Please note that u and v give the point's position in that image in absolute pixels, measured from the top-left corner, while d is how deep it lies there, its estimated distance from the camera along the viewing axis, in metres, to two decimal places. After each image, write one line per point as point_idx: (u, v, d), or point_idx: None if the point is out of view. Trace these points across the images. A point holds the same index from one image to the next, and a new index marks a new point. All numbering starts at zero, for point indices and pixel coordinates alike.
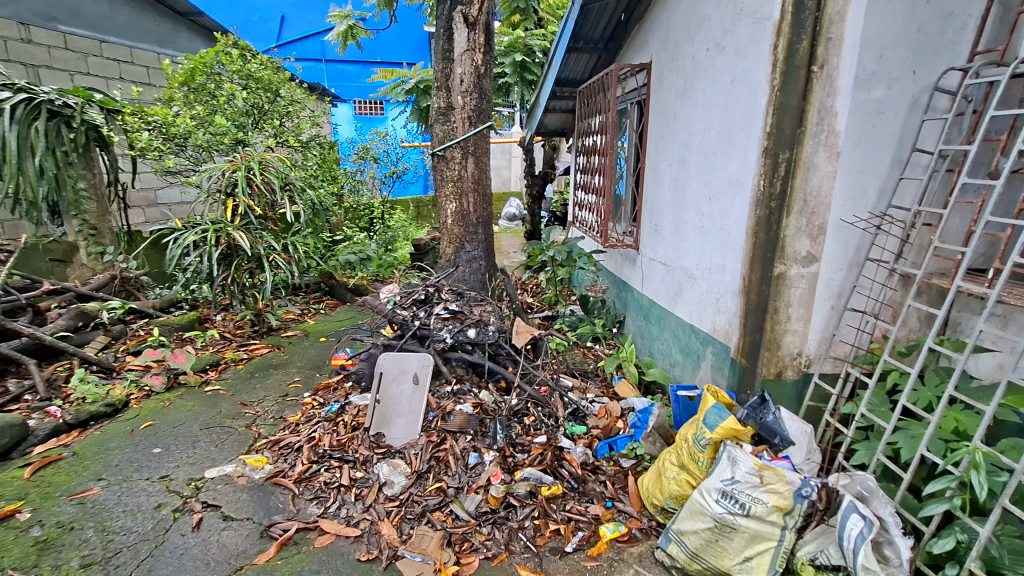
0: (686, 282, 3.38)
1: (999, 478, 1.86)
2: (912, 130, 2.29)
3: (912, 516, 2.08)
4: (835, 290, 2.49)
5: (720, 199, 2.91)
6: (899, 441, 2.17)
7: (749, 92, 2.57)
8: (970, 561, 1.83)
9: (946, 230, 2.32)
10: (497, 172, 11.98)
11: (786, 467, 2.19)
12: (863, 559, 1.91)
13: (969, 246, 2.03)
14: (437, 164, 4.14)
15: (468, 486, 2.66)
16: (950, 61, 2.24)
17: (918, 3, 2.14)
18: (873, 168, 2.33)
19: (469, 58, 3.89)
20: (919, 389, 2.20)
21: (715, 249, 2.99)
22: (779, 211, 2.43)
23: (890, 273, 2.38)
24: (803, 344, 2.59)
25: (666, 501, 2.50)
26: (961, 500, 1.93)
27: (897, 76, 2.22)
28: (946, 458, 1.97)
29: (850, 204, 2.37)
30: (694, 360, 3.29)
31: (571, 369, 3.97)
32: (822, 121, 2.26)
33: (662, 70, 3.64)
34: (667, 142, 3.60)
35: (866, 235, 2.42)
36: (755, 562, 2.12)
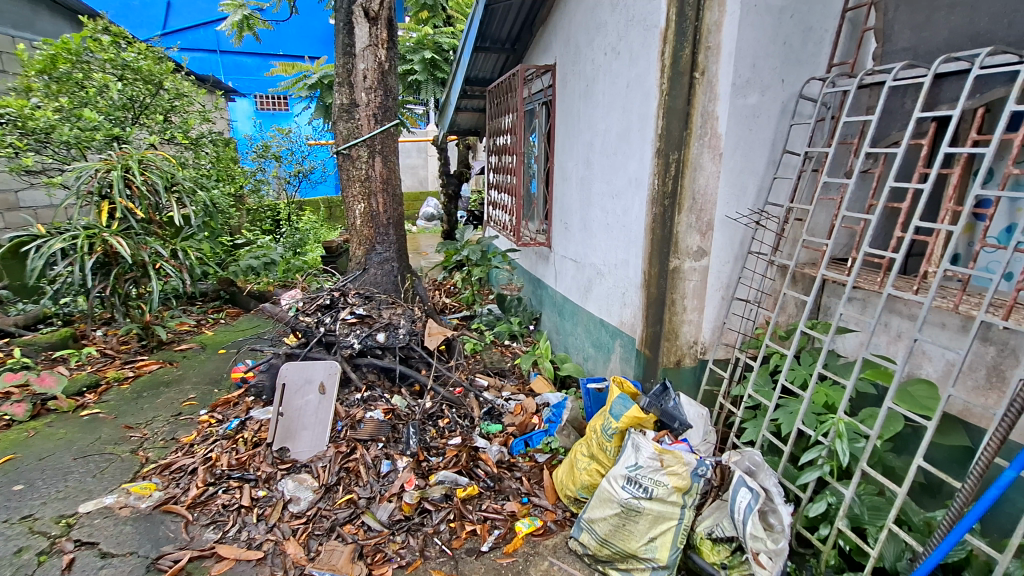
0: (595, 278, 3.50)
1: (858, 444, 2.09)
2: (782, 133, 2.51)
3: (792, 485, 2.29)
4: (724, 281, 2.68)
5: (622, 198, 3.03)
6: (780, 418, 2.38)
7: (642, 96, 2.69)
8: (838, 520, 2.04)
9: (814, 224, 2.57)
10: (413, 172, 11.77)
11: (684, 449, 2.32)
12: (751, 528, 2.08)
13: (831, 238, 2.26)
14: (342, 163, 3.99)
15: (380, 495, 2.59)
16: (813, 71, 2.47)
17: (783, 17, 2.34)
18: (751, 169, 2.53)
19: (372, 53, 3.78)
20: (795, 369, 2.43)
21: (619, 246, 3.11)
22: (671, 209, 2.59)
23: (769, 264, 2.60)
24: (698, 332, 2.76)
25: (578, 492, 2.57)
26: (830, 466, 2.15)
27: (769, 84, 2.43)
28: (818, 429, 2.18)
29: (733, 201, 2.56)
30: (604, 353, 3.42)
31: (487, 368, 3.98)
32: (705, 124, 2.43)
33: (565, 72, 3.73)
34: (573, 142, 3.70)
35: (749, 230, 2.63)
36: (658, 541, 2.23)
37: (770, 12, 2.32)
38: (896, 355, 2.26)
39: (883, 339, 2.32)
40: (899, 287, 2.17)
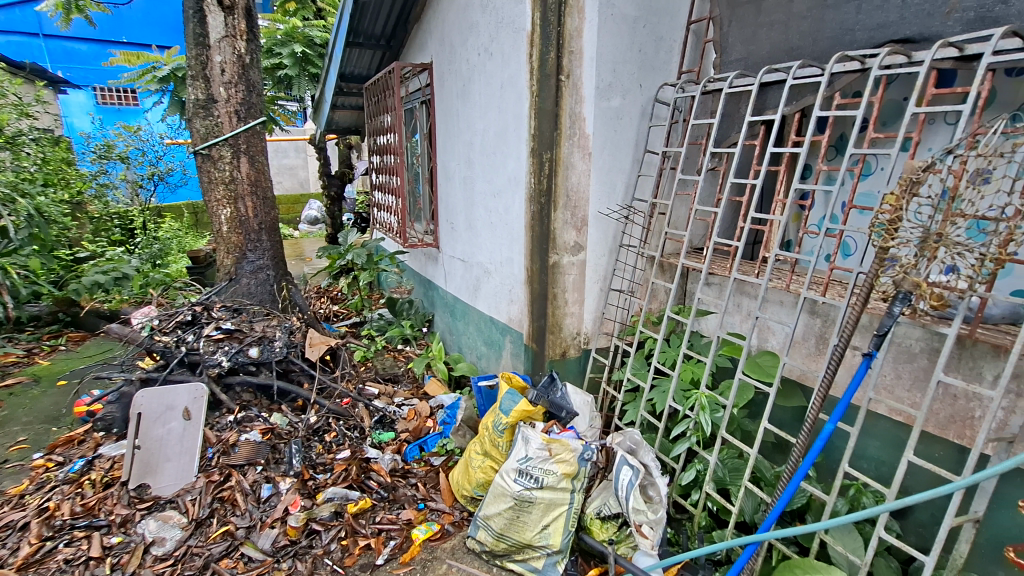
0: (483, 276, 3.53)
1: (718, 414, 2.33)
2: (643, 134, 2.71)
3: (668, 457, 2.49)
4: (601, 273, 2.84)
5: (503, 197, 3.08)
6: (654, 397, 2.57)
7: (515, 96, 2.76)
8: (706, 485, 2.26)
9: (675, 217, 2.81)
10: (291, 172, 11.06)
11: (571, 436, 2.43)
12: (633, 502, 2.22)
13: (689, 230, 2.49)
14: (200, 165, 3.62)
15: (261, 522, 2.40)
16: (666, 77, 2.69)
17: (637, 27, 2.53)
18: (618, 167, 2.71)
19: (229, 45, 3.48)
20: (666, 351, 2.64)
21: (503, 243, 3.16)
22: (548, 207, 2.68)
23: (639, 255, 2.80)
24: (580, 324, 2.89)
25: (474, 490, 2.58)
26: (697, 437, 2.38)
27: (628, 87, 2.61)
28: (686, 405, 2.40)
29: (604, 198, 2.72)
30: (495, 349, 3.46)
31: (379, 375, 3.86)
32: (574, 125, 2.55)
33: (441, 71, 3.72)
34: (454, 141, 3.70)
35: (619, 224, 2.81)
36: (551, 528, 2.30)
37: (625, 21, 2.50)
38: (746, 332, 2.55)
39: (734, 318, 2.61)
40: (745, 271, 2.45)
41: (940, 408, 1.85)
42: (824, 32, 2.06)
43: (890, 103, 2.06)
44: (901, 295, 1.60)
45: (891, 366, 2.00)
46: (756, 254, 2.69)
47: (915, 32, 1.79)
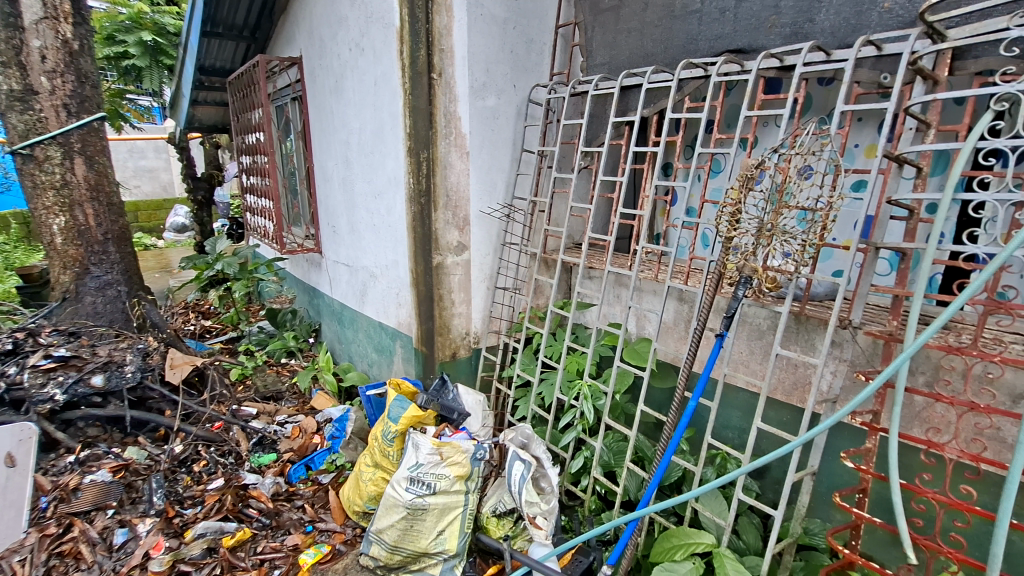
0: (368, 280, 3.40)
1: (600, 401, 2.45)
2: (520, 134, 2.78)
3: (557, 447, 2.57)
4: (486, 272, 2.87)
5: (383, 197, 2.98)
6: (543, 391, 2.64)
7: (389, 94, 2.68)
8: (593, 470, 2.36)
9: (555, 214, 2.91)
10: (151, 175, 9.88)
11: (463, 437, 2.42)
12: (526, 495, 2.25)
13: (566, 226, 2.58)
14: (20, 167, 3.09)
15: (115, 573, 2.11)
16: (538, 78, 2.77)
17: (507, 28, 2.57)
18: (497, 166, 2.74)
19: (50, 29, 3.02)
20: (553, 345, 2.71)
21: (387, 246, 3.06)
22: (428, 207, 2.64)
23: (522, 252, 2.87)
24: (468, 323, 2.89)
25: (365, 505, 2.47)
26: (583, 425, 2.48)
27: (502, 87, 2.65)
28: (570, 395, 2.49)
29: (485, 197, 2.74)
30: (386, 356, 3.35)
31: (260, 393, 3.58)
32: (449, 124, 2.55)
33: (312, 66, 3.52)
34: (330, 140, 3.52)
35: (502, 223, 2.85)
36: (447, 532, 2.27)
37: (495, 22, 2.53)
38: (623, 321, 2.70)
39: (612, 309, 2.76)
40: (619, 264, 2.60)
41: (782, 377, 2.09)
42: (673, 40, 2.23)
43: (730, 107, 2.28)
44: (743, 280, 1.79)
45: (742, 344, 2.22)
46: (629, 247, 2.85)
47: (745, 43, 1.99)
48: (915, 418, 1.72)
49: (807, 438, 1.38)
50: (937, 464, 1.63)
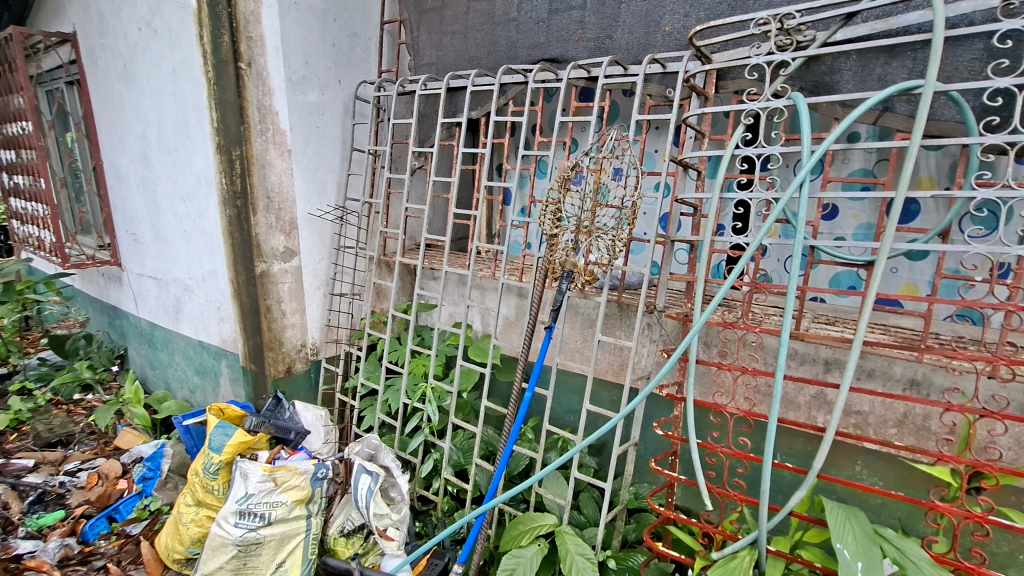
0: (182, 295, 2.97)
1: (446, 401, 2.45)
2: (348, 132, 2.67)
3: (406, 454, 2.52)
4: (322, 278, 2.71)
5: (192, 200, 2.63)
6: (389, 398, 2.56)
7: (191, 83, 2.36)
8: (443, 471, 2.36)
9: (392, 216, 2.84)
10: None
11: (303, 459, 2.27)
12: (374, 508, 2.15)
13: (402, 227, 2.52)
14: None
15: None
16: (365, 75, 2.70)
17: (326, 20, 2.46)
18: (326, 166, 2.61)
19: None
20: (396, 350, 2.64)
21: (201, 254, 2.70)
22: (245, 210, 2.40)
23: (359, 256, 2.77)
24: (304, 334, 2.70)
25: (188, 550, 2.16)
26: (430, 428, 2.45)
27: (326, 82, 2.52)
28: (414, 398, 2.44)
29: (313, 198, 2.58)
30: (211, 379, 2.96)
31: (42, 440, 2.94)
32: (264, 119, 2.35)
33: (91, 45, 2.99)
34: (121, 133, 3.01)
35: (334, 226, 2.72)
36: (288, 563, 2.09)
37: (312, 12, 2.40)
38: (472, 320, 2.73)
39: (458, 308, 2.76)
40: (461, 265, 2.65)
41: (608, 359, 2.29)
42: (494, 45, 2.31)
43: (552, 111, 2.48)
44: (565, 274, 1.92)
45: (575, 333, 2.38)
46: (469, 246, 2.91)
47: (557, 53, 2.13)
48: (709, 384, 2.01)
49: (628, 411, 1.51)
50: (722, 421, 1.94)
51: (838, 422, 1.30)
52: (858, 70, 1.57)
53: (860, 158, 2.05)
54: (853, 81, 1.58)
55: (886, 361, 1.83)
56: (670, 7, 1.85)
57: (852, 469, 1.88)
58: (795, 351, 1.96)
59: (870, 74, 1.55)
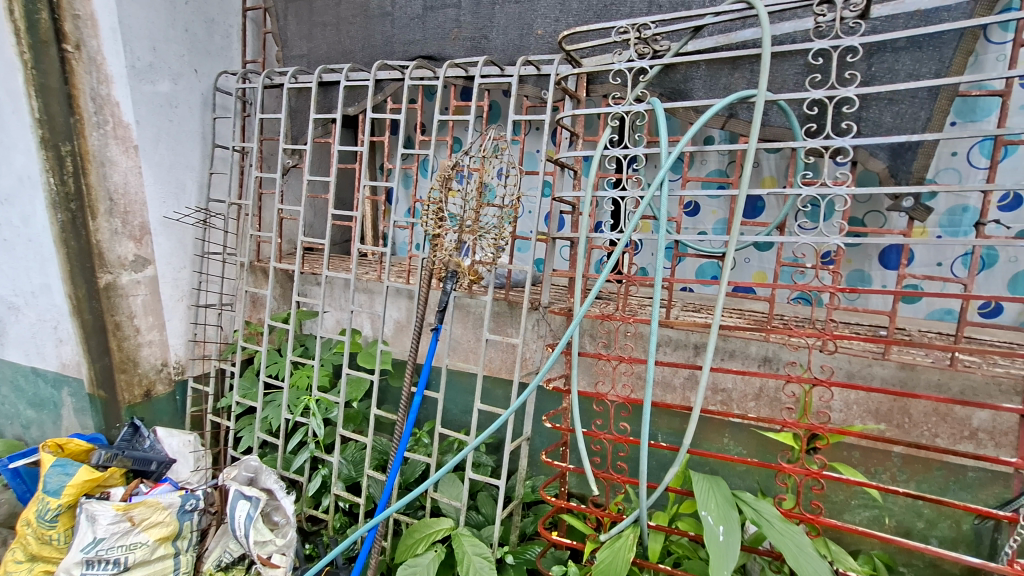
0: (5, 316, 2.52)
1: (331, 413, 2.32)
2: (209, 127, 2.45)
3: (290, 473, 2.35)
4: (184, 289, 2.45)
5: (12, 204, 2.23)
6: (269, 414, 2.38)
7: (3, 65, 2.01)
8: (333, 487, 2.23)
9: (265, 218, 2.66)
10: None
11: (168, 489, 2.07)
12: (254, 536, 1.99)
13: (276, 229, 2.35)
14: None
15: None
16: (227, 65, 2.51)
17: (176, 3, 2.24)
18: (184, 164, 2.36)
19: None
20: (275, 362, 2.46)
21: (28, 267, 2.31)
22: (81, 214, 2.08)
23: (227, 263, 2.54)
24: (165, 352, 2.41)
25: None
26: (316, 442, 2.31)
27: (179, 71, 2.29)
28: (295, 413, 2.28)
29: (169, 200, 2.32)
30: (49, 411, 2.53)
31: None
32: (100, 110, 2.06)
33: None
34: None
35: (197, 230, 2.46)
36: None
37: None
38: (363, 325, 2.62)
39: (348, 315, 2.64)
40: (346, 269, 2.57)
41: (497, 357, 2.31)
42: (368, 39, 2.23)
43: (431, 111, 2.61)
44: (449, 274, 1.90)
45: (466, 332, 2.37)
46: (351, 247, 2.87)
47: (434, 51, 2.11)
48: (591, 374, 2.12)
49: (518, 404, 1.42)
50: (604, 409, 2.06)
51: (703, 402, 1.35)
52: (707, 79, 1.74)
53: (715, 160, 2.27)
54: (703, 89, 1.75)
55: (744, 342, 2.04)
56: (541, 11, 1.90)
57: (721, 441, 2.08)
58: (669, 338, 2.11)
59: (717, 83, 1.73)
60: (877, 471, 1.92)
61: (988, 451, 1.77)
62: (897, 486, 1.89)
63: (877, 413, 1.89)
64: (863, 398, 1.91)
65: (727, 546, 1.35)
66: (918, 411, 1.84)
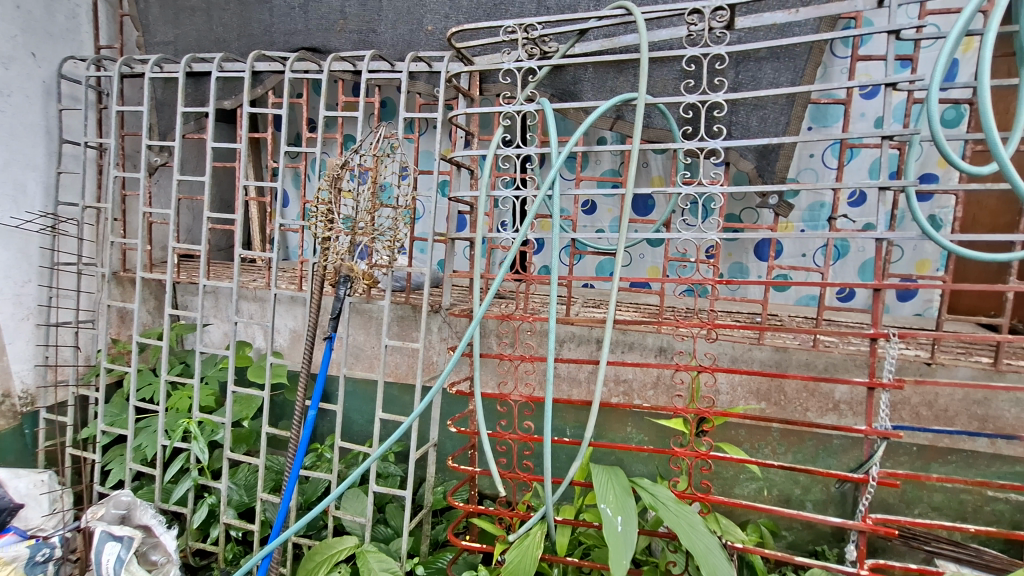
0: None
1: (216, 435, 2.12)
2: (54, 120, 2.16)
3: (169, 505, 2.11)
4: (30, 306, 2.13)
5: None
6: (143, 442, 2.12)
7: None
8: (222, 516, 2.03)
9: (131, 224, 2.38)
10: None
11: (14, 540, 1.81)
12: None
13: (141, 233, 2.08)
14: None
15: None
16: (76, 50, 2.21)
17: None
18: (24, 162, 2.06)
19: None
20: (147, 384, 2.20)
21: None
22: None
23: (84, 274, 2.24)
24: (6, 381, 2.07)
25: None
26: (199, 469, 2.09)
27: (12, 55, 1.99)
28: (171, 438, 2.05)
29: (4, 204, 2.00)
30: None
31: None
32: None
33: None
34: None
35: (43, 238, 2.15)
36: None
37: None
38: (255, 336, 2.44)
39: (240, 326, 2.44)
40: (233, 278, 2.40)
41: (396, 362, 2.25)
42: (244, 29, 2.08)
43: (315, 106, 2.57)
44: (342, 279, 1.79)
45: (366, 338, 2.27)
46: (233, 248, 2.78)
47: (319, 43, 2.01)
48: (494, 374, 2.13)
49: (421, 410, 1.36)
50: (507, 409, 2.10)
51: (601, 395, 1.37)
52: (595, 81, 1.80)
53: (608, 160, 2.36)
54: (592, 90, 1.82)
55: (642, 334, 2.13)
56: (430, 7, 1.87)
57: (624, 431, 2.17)
58: (573, 334, 2.15)
59: (605, 85, 1.80)
60: (759, 446, 2.09)
61: (847, 421, 1.98)
62: (776, 458, 2.06)
63: (758, 393, 2.05)
64: (746, 380, 2.07)
65: (624, 534, 1.40)
66: (791, 389, 2.02)
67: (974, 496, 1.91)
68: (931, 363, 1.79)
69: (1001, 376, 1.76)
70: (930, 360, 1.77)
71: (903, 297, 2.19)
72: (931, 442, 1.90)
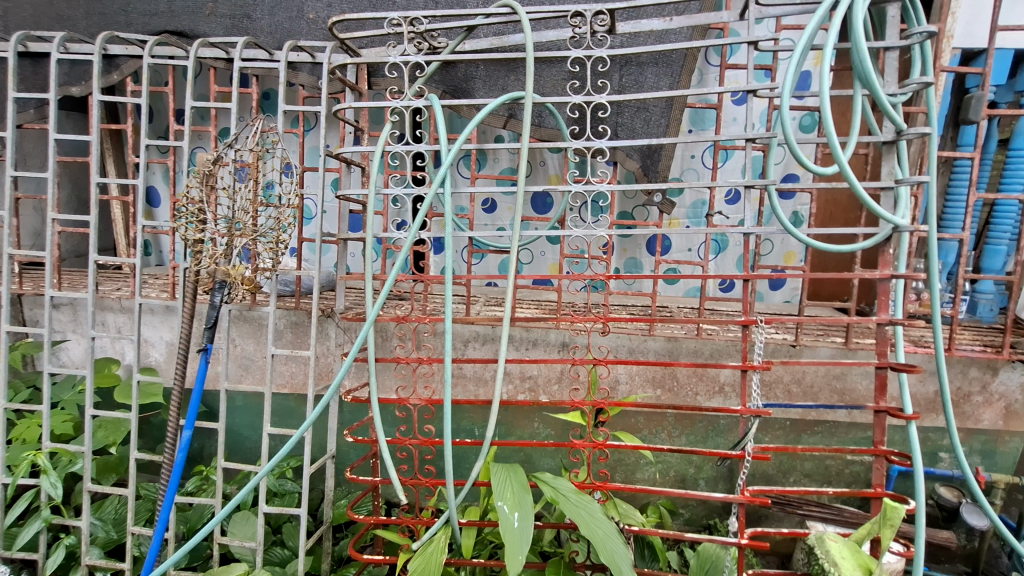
0: None
1: (74, 466, 1.85)
2: None
3: (15, 553, 1.81)
4: None
5: None
6: None
7: None
8: (84, 558, 1.77)
9: None
10: None
11: None
12: None
13: None
14: None
15: None
16: None
17: None
18: None
19: None
20: None
21: None
22: None
23: None
24: None
25: None
26: (52, 507, 1.81)
27: None
28: (14, 474, 1.76)
29: None
30: None
31: None
32: None
33: None
34: None
35: None
36: None
37: None
38: (124, 352, 2.19)
39: (105, 340, 2.19)
40: (95, 288, 2.14)
41: (286, 372, 2.12)
42: (94, 6, 1.90)
43: (182, 96, 2.41)
44: (217, 285, 1.61)
45: (251, 345, 2.12)
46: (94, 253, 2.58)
47: (186, 27, 1.87)
48: (390, 378, 2.15)
49: (312, 420, 1.25)
50: (406, 414, 2.17)
51: (502, 390, 1.28)
52: (486, 79, 1.84)
53: (505, 158, 2.38)
54: (484, 88, 1.85)
55: (544, 331, 2.16)
56: None
57: (531, 426, 2.20)
58: (477, 334, 2.14)
59: (495, 83, 1.84)
60: (657, 431, 2.20)
61: (731, 402, 2.14)
62: (671, 442, 2.18)
63: (654, 381, 2.16)
64: (642, 369, 2.17)
65: (522, 531, 1.40)
66: (682, 375, 2.15)
67: (837, 461, 2.15)
68: (796, 344, 1.99)
69: (853, 353, 1.99)
70: (795, 343, 1.97)
71: (774, 286, 2.41)
72: (801, 416, 2.10)
